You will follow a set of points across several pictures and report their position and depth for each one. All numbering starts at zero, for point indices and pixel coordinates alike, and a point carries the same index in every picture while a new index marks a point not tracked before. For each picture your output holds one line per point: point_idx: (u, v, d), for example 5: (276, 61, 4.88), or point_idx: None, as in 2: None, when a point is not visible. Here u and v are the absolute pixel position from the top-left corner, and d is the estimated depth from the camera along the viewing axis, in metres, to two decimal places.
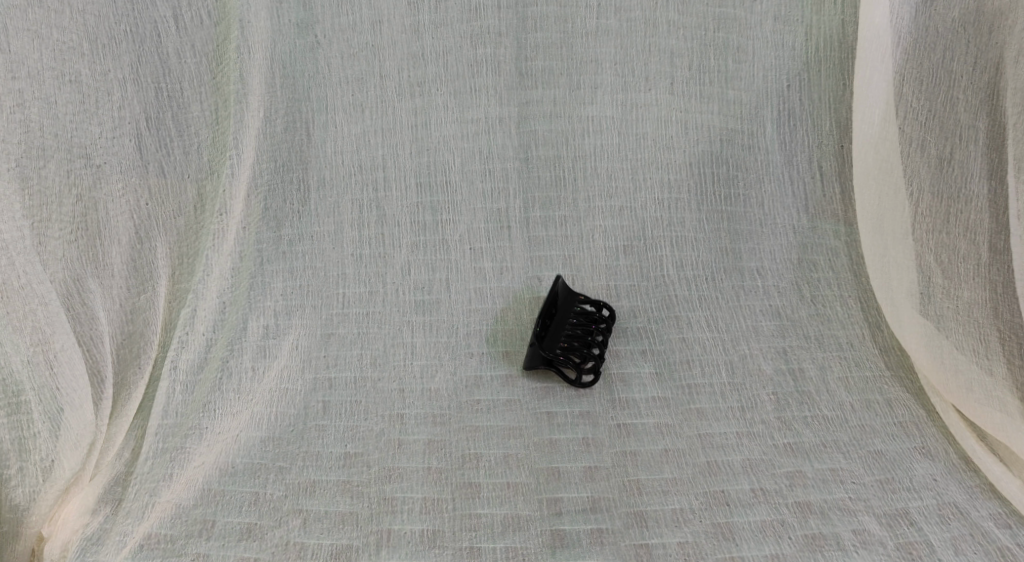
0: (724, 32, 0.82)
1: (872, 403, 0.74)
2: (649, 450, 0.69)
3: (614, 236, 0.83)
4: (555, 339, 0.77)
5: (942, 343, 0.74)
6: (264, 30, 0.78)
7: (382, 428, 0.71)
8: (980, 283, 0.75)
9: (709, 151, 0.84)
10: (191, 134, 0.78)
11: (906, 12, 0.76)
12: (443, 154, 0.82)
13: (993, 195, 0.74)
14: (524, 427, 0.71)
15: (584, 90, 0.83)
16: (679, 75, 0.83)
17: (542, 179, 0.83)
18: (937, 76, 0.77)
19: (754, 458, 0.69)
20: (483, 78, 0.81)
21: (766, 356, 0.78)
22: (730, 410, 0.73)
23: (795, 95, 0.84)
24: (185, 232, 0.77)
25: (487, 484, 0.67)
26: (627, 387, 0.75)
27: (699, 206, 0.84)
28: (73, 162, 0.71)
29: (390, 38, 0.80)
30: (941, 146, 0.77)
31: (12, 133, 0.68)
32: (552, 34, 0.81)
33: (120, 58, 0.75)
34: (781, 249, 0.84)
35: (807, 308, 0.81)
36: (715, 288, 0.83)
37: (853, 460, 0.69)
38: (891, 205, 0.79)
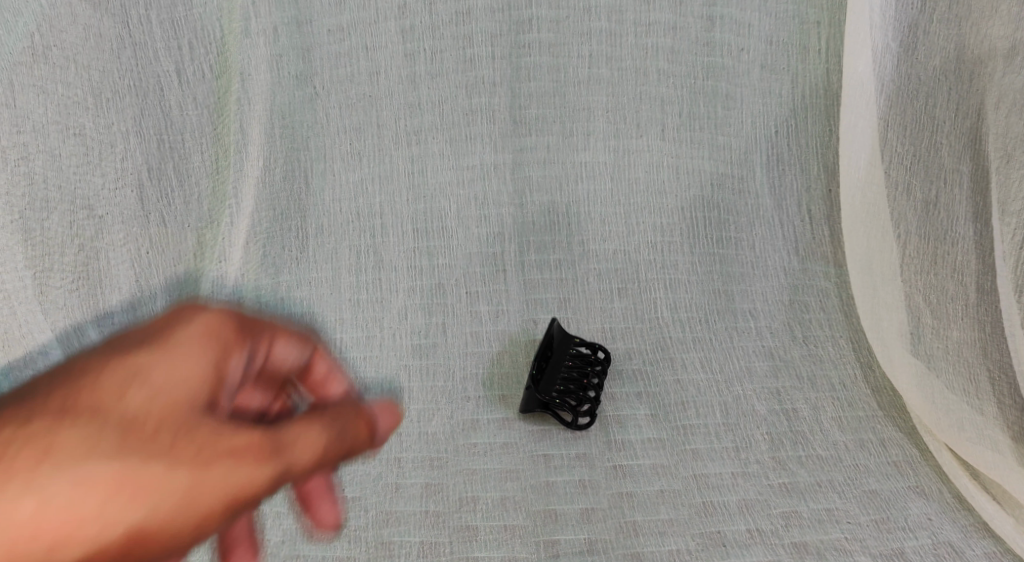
0: (713, 80, 0.85)
1: (864, 443, 0.74)
2: (645, 491, 0.70)
3: (608, 279, 0.85)
4: (551, 383, 0.76)
5: (933, 383, 0.74)
6: (263, 81, 0.80)
7: (379, 472, 0.71)
8: (968, 324, 0.74)
9: (701, 195, 0.87)
10: (191, 184, 0.79)
11: (888, 61, 0.79)
12: (439, 201, 0.84)
13: (979, 237, 0.74)
14: (520, 470, 0.71)
15: (577, 137, 0.86)
16: (669, 121, 0.86)
17: (536, 223, 0.85)
18: (921, 122, 0.78)
19: (750, 498, 0.69)
20: (479, 126, 0.84)
21: (759, 397, 0.78)
22: (725, 451, 0.73)
23: (783, 141, 0.87)
24: (183, 279, 0.77)
25: (484, 527, 0.67)
26: (623, 429, 0.75)
27: (691, 248, 0.86)
28: (75, 214, 0.74)
29: (387, 88, 0.82)
30: (925, 190, 0.78)
31: (16, 186, 0.72)
32: (545, 84, 0.84)
33: (122, 111, 0.76)
34: (773, 290, 0.86)
35: (799, 349, 0.82)
36: (708, 329, 0.83)
37: (847, 500, 0.69)
38: (880, 246, 0.81)
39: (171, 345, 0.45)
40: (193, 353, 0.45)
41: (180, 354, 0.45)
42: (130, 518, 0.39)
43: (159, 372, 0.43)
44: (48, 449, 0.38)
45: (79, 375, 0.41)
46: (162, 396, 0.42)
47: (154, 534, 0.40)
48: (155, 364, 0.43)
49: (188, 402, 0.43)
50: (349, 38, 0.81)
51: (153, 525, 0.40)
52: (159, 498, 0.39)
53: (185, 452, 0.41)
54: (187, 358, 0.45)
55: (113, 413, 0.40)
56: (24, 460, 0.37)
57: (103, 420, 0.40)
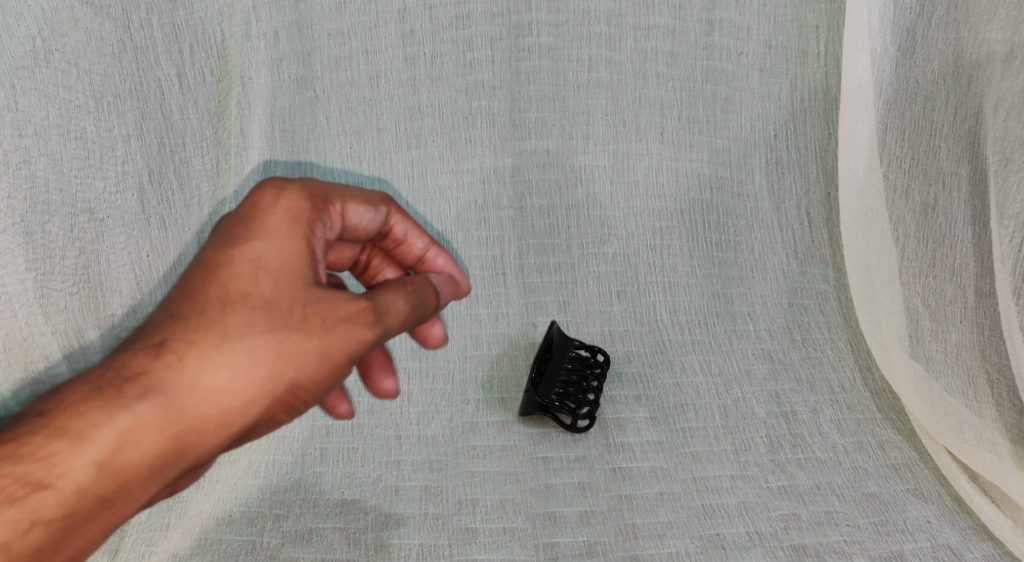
0: (713, 83, 0.85)
1: (863, 446, 0.74)
2: (645, 494, 0.69)
3: (608, 282, 0.85)
4: (551, 385, 0.76)
5: (932, 386, 0.74)
6: (264, 86, 0.81)
7: (379, 475, 0.72)
8: (967, 326, 0.74)
9: (700, 199, 0.87)
10: (191, 187, 0.79)
11: (886, 65, 0.80)
12: (439, 204, 0.84)
13: (977, 240, 0.74)
14: (520, 473, 0.71)
15: (576, 140, 0.86)
16: (669, 125, 0.86)
17: (536, 227, 0.86)
18: (919, 125, 0.79)
19: (749, 501, 0.69)
20: (479, 130, 0.84)
21: (758, 399, 0.78)
22: (723, 453, 0.73)
23: (782, 144, 0.87)
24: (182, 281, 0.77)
25: (483, 530, 0.66)
26: (622, 431, 0.75)
27: (690, 251, 0.87)
28: (76, 217, 0.74)
29: (388, 92, 0.82)
30: (925, 194, 0.78)
31: (18, 190, 0.72)
32: (545, 87, 0.84)
33: (123, 115, 0.77)
34: (772, 293, 0.86)
35: (798, 351, 0.82)
36: (707, 332, 0.83)
37: (847, 503, 0.69)
38: (879, 249, 0.81)
39: (259, 224, 0.45)
40: (285, 231, 0.45)
41: (271, 233, 0.44)
42: (289, 377, 0.43)
43: (267, 250, 0.44)
44: (217, 331, 0.42)
45: (213, 261, 0.44)
46: (280, 274, 0.43)
47: (307, 389, 0.44)
48: (264, 244, 0.44)
49: (292, 275, 0.44)
50: (350, 41, 0.81)
51: (306, 380, 0.43)
52: (303, 360, 0.43)
53: (315, 318, 0.43)
54: (280, 234, 0.45)
55: (253, 298, 0.43)
56: (207, 342, 0.42)
57: (248, 301, 0.43)
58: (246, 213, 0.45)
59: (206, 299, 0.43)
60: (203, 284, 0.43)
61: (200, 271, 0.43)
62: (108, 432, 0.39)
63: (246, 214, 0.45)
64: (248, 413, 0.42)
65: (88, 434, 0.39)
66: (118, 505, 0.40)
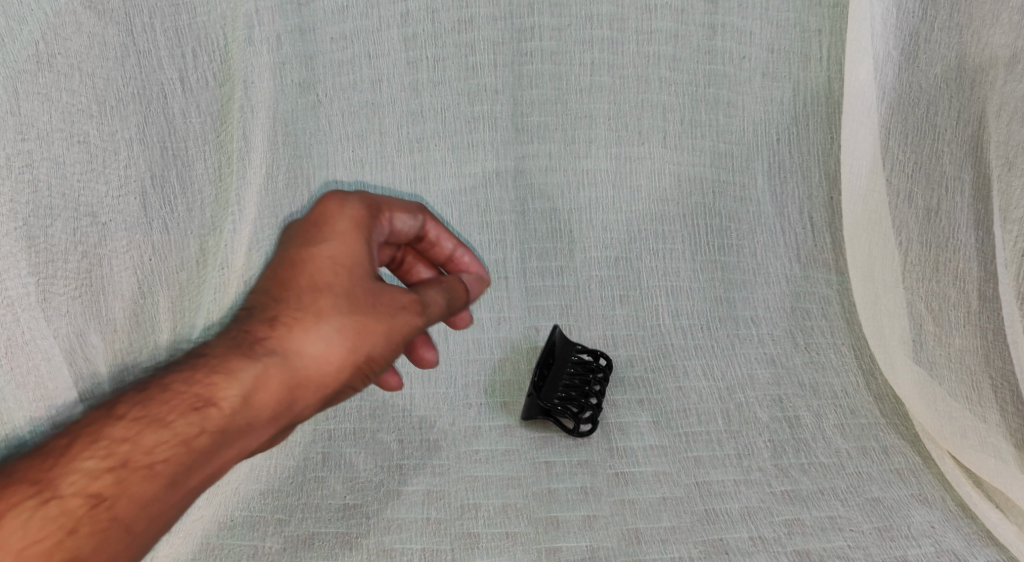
0: (715, 87, 0.85)
1: (867, 450, 0.73)
2: (647, 498, 0.69)
3: (610, 286, 0.85)
4: (553, 389, 0.75)
5: (935, 391, 0.74)
6: (267, 90, 0.80)
7: (380, 479, 0.71)
8: (971, 331, 0.74)
9: (702, 203, 0.87)
10: (194, 192, 0.79)
11: (889, 70, 0.80)
12: (442, 208, 0.84)
13: (981, 244, 0.74)
14: (523, 477, 0.71)
15: (579, 144, 0.86)
16: (671, 129, 0.86)
17: (538, 231, 0.86)
18: (921, 129, 0.79)
19: (753, 506, 0.68)
20: (481, 134, 0.84)
21: (760, 404, 0.77)
22: (726, 458, 0.72)
23: (785, 148, 0.87)
24: (186, 286, 0.78)
25: (485, 534, 0.66)
26: (625, 436, 0.74)
27: (693, 255, 0.87)
28: (79, 221, 0.74)
29: (390, 96, 0.82)
30: (927, 198, 0.78)
31: (22, 193, 0.71)
32: (547, 91, 0.84)
33: (127, 119, 0.77)
34: (775, 298, 0.86)
35: (801, 356, 0.82)
36: (710, 336, 0.83)
37: (850, 507, 0.68)
38: (881, 254, 0.81)
39: (329, 230, 0.53)
40: (351, 234, 0.53)
41: (341, 235, 0.52)
42: (368, 350, 0.51)
43: (341, 248, 0.52)
44: (312, 309, 0.50)
45: (297, 258, 0.51)
46: (353, 268, 0.52)
47: (380, 361, 0.52)
48: (337, 243, 0.52)
49: (363, 267, 0.52)
50: (352, 45, 0.81)
51: (378, 355, 0.51)
52: (378, 336, 0.51)
53: (383, 303, 0.51)
54: (348, 235, 0.53)
55: (336, 287, 0.51)
56: (306, 321, 0.49)
57: (333, 289, 0.50)
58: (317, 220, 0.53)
59: (297, 286, 0.50)
60: (292, 276, 0.51)
61: (287, 266, 0.52)
62: (253, 369, 0.48)
63: (316, 221, 0.53)
64: (337, 377, 0.50)
65: (236, 373, 0.47)
66: (254, 431, 0.48)
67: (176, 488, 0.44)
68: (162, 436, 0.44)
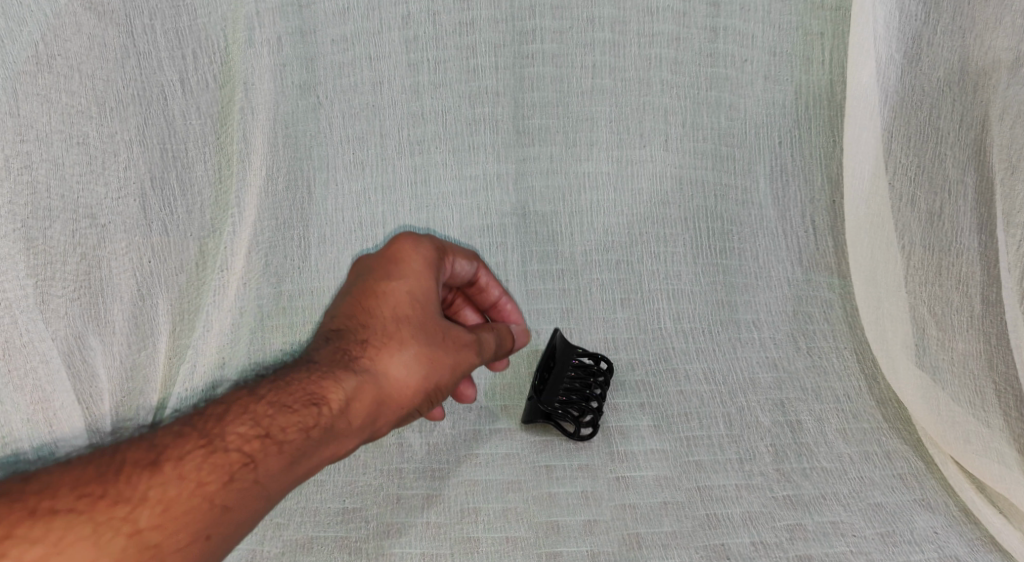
0: (717, 90, 0.85)
1: (869, 455, 0.73)
2: (648, 503, 0.68)
3: (611, 290, 0.85)
4: (554, 393, 0.74)
5: (938, 395, 0.73)
6: (266, 91, 0.80)
7: (380, 483, 0.70)
8: (974, 335, 0.74)
9: (704, 206, 0.87)
10: (193, 194, 0.79)
11: (892, 73, 0.79)
12: (442, 211, 0.84)
13: (984, 249, 0.75)
14: (523, 481, 0.70)
15: (580, 147, 0.85)
16: (673, 132, 0.86)
17: (539, 233, 0.85)
18: (925, 133, 0.79)
19: (754, 511, 0.68)
20: (481, 136, 0.84)
21: (762, 408, 0.76)
22: (728, 462, 0.72)
23: (787, 152, 0.87)
24: (185, 288, 0.78)
25: (485, 539, 0.66)
26: (626, 440, 0.74)
27: (694, 259, 0.86)
28: (78, 222, 0.75)
29: (390, 98, 0.82)
30: (930, 201, 0.78)
31: (20, 194, 0.73)
32: (548, 94, 0.84)
33: (126, 121, 0.77)
34: (777, 301, 0.85)
35: (803, 360, 0.81)
36: (711, 340, 0.83)
37: (853, 513, 0.68)
38: (884, 257, 0.80)
39: (406, 268, 0.62)
40: (421, 273, 0.62)
41: (417, 273, 0.62)
42: (439, 377, 0.59)
43: (418, 285, 0.61)
44: (396, 337, 0.58)
45: (379, 290, 0.60)
46: (424, 303, 0.60)
47: (445, 388, 0.60)
48: (414, 280, 0.61)
49: (433, 303, 0.61)
50: (353, 47, 0.81)
51: (443, 383, 0.59)
52: (445, 367, 0.59)
53: (452, 338, 0.60)
54: (423, 274, 0.62)
55: (411, 319, 0.59)
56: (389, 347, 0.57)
57: (410, 320, 0.59)
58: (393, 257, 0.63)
59: (381, 316, 0.58)
60: (376, 305, 0.59)
61: (369, 298, 0.60)
62: (353, 380, 0.55)
63: (394, 259, 0.63)
64: (414, 398, 0.58)
65: (341, 381, 0.55)
66: (344, 436, 0.54)
67: (287, 473, 0.51)
68: (287, 424, 0.52)
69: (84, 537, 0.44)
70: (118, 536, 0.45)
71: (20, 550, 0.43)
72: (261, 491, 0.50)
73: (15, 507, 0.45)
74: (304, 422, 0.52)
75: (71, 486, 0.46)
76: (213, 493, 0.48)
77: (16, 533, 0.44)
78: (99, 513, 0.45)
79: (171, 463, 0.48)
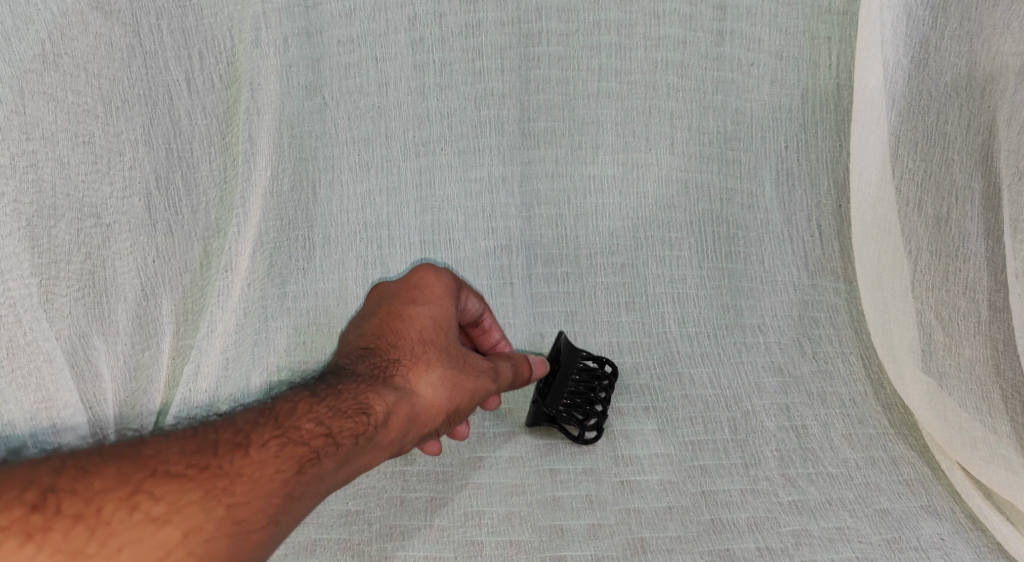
0: (723, 93, 0.85)
1: (875, 461, 0.72)
2: (653, 508, 0.68)
3: (616, 293, 0.84)
4: (559, 396, 0.73)
5: (945, 401, 0.73)
6: (272, 92, 0.80)
7: (383, 485, 0.69)
8: (981, 341, 0.74)
9: (709, 210, 0.86)
10: (198, 194, 0.79)
11: (899, 78, 0.79)
12: (447, 213, 0.84)
13: (991, 254, 0.75)
14: (526, 485, 0.70)
15: (585, 150, 0.85)
16: (679, 136, 0.85)
17: (543, 236, 0.85)
18: (932, 138, 0.79)
19: (760, 516, 0.67)
20: (487, 138, 0.84)
21: (768, 413, 0.76)
22: (733, 467, 0.71)
23: (793, 156, 0.86)
24: (190, 289, 0.78)
25: (489, 542, 0.65)
26: (630, 443, 0.73)
27: (699, 263, 0.86)
28: (83, 221, 0.74)
29: (396, 99, 0.82)
30: (937, 206, 0.78)
31: (24, 193, 0.72)
32: (554, 97, 0.84)
33: (132, 120, 0.77)
34: (782, 306, 0.84)
35: (808, 364, 0.80)
36: (717, 344, 0.82)
37: (859, 519, 0.67)
38: (891, 263, 0.80)
39: (430, 295, 0.63)
40: (445, 301, 0.63)
41: (440, 301, 0.62)
42: (462, 404, 0.58)
43: (441, 312, 0.62)
44: (424, 359, 0.58)
45: (404, 314, 0.61)
46: (447, 329, 0.61)
47: (464, 414, 0.59)
48: (438, 307, 0.62)
49: (456, 330, 0.61)
50: (360, 49, 0.81)
51: (464, 409, 0.59)
52: (468, 393, 0.58)
53: (471, 365, 0.60)
54: (446, 301, 0.63)
55: (438, 343, 0.59)
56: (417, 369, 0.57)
57: (436, 344, 0.59)
58: (416, 286, 0.63)
59: (410, 336, 0.59)
60: (403, 327, 0.59)
61: (396, 321, 0.60)
62: (392, 393, 0.54)
63: (415, 287, 0.63)
64: (438, 421, 0.57)
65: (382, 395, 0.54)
66: (381, 448, 0.53)
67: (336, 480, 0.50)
68: (341, 428, 0.51)
69: (192, 502, 0.44)
70: (215, 507, 0.44)
71: (146, 505, 0.43)
72: (318, 491, 0.48)
73: (137, 467, 0.45)
74: (355, 427, 0.51)
75: (182, 453, 0.46)
76: (284, 482, 0.47)
77: (142, 489, 0.44)
78: (203, 481, 0.45)
79: (254, 447, 0.48)
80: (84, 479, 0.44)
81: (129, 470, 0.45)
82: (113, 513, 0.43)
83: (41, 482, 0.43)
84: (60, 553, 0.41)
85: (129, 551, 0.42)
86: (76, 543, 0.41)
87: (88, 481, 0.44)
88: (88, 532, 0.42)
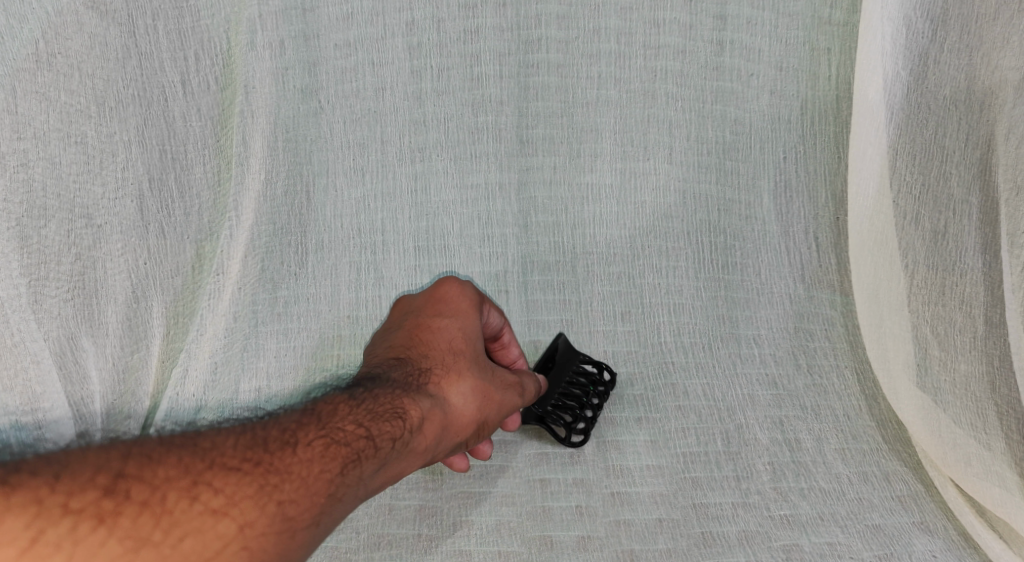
0: (721, 104, 0.84)
1: (868, 476, 0.70)
2: (644, 520, 0.67)
3: (611, 302, 0.84)
4: (549, 393, 0.73)
5: (939, 417, 0.73)
6: (266, 94, 0.80)
7: None
8: (977, 357, 0.74)
9: (707, 220, 0.86)
10: (191, 196, 0.79)
11: (898, 90, 0.79)
12: (442, 220, 0.83)
13: (987, 269, 0.75)
14: (517, 495, 0.69)
15: (583, 158, 0.85)
16: (677, 145, 0.85)
17: (539, 245, 0.84)
18: (930, 151, 0.79)
19: (751, 530, 0.66)
20: (484, 145, 0.83)
21: (760, 426, 0.75)
22: (725, 480, 0.70)
23: (791, 167, 0.86)
24: (181, 291, 0.77)
25: (477, 553, 0.65)
26: (621, 454, 0.72)
27: (695, 274, 0.85)
28: (74, 222, 0.75)
29: (393, 104, 0.82)
30: (935, 221, 0.78)
31: (15, 194, 0.73)
32: (553, 104, 0.84)
33: (126, 121, 0.77)
34: (778, 317, 0.83)
35: (803, 378, 0.79)
36: (711, 356, 0.81)
37: (851, 535, 0.66)
38: (887, 276, 0.80)
39: (456, 307, 0.60)
40: (470, 313, 0.60)
41: (466, 313, 0.60)
42: (489, 416, 0.57)
43: (468, 323, 0.59)
44: (455, 368, 0.55)
45: (432, 325, 0.58)
46: (474, 340, 0.58)
47: (491, 426, 0.57)
48: (463, 318, 0.59)
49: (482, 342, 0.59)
50: (357, 53, 0.80)
51: (490, 420, 0.57)
52: (496, 406, 0.57)
53: (499, 378, 0.58)
54: (472, 314, 0.60)
55: (468, 354, 0.57)
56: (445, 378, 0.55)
57: (466, 355, 0.57)
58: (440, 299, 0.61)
59: (439, 346, 0.56)
60: (431, 339, 0.57)
61: (423, 331, 0.58)
62: (428, 401, 0.52)
63: (439, 300, 0.61)
64: (468, 433, 0.55)
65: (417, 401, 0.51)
66: (417, 455, 0.50)
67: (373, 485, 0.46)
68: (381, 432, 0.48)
69: (248, 497, 0.41)
70: (268, 504, 0.41)
71: (206, 497, 0.40)
72: (358, 496, 0.45)
73: (197, 458, 0.42)
74: (393, 431, 0.48)
75: (236, 446, 0.43)
76: (329, 483, 0.44)
77: (203, 480, 0.41)
78: (257, 477, 0.42)
79: (301, 446, 0.44)
80: (150, 466, 0.40)
81: (189, 460, 0.41)
82: (174, 503, 0.40)
83: (110, 467, 0.40)
84: (127, 540, 0.38)
85: (190, 542, 0.39)
86: (142, 531, 0.38)
87: (153, 469, 0.40)
88: (153, 521, 0.39)
